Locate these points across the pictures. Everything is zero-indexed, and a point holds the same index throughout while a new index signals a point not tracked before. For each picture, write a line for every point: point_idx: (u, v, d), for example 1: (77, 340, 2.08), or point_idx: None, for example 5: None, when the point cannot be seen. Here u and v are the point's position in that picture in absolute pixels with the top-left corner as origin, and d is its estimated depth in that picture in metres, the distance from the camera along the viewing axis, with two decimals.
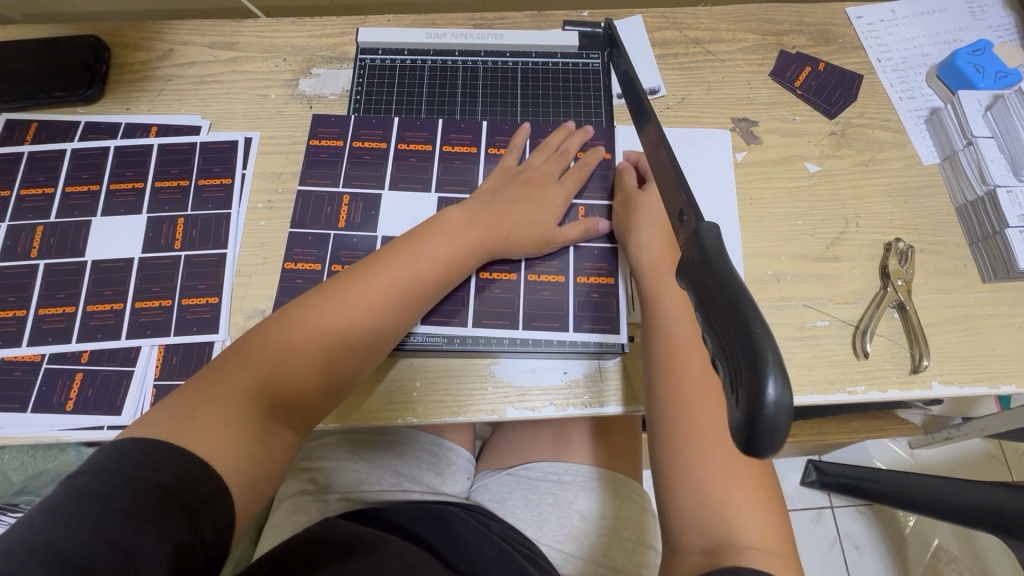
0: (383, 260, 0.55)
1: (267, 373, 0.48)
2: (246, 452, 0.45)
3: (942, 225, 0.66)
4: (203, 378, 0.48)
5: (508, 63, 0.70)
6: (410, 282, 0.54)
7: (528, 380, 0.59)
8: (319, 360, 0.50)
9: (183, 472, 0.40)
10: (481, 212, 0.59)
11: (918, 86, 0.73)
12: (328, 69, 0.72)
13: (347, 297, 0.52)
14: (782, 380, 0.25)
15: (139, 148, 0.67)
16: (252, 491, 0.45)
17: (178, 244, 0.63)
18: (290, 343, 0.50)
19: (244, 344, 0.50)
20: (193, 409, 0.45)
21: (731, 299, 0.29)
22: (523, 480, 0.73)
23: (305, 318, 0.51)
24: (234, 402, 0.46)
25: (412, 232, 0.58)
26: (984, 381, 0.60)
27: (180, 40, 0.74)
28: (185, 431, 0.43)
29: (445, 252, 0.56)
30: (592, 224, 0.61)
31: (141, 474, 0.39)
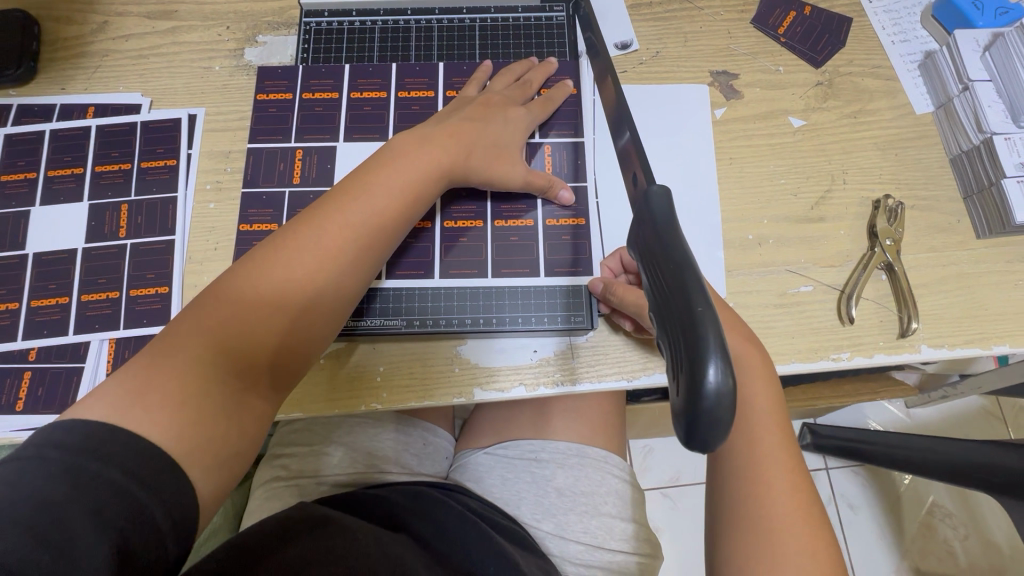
0: (333, 198, 0.49)
1: (222, 335, 0.42)
2: (213, 424, 0.40)
3: (934, 179, 0.62)
4: (143, 359, 0.41)
5: (465, 20, 0.64)
6: (376, 217, 0.49)
7: (497, 361, 0.56)
8: (286, 306, 0.45)
9: (133, 457, 0.36)
10: (438, 132, 0.54)
11: (912, 28, 0.67)
12: (274, 36, 0.67)
13: (301, 236, 0.46)
14: (724, 366, 0.23)
15: (77, 131, 0.63)
16: (223, 469, 0.41)
17: (123, 232, 0.59)
18: (242, 299, 0.44)
19: (186, 310, 0.43)
20: (140, 385, 0.39)
21: (675, 274, 0.26)
22: (500, 459, 0.70)
23: (252, 273, 0.45)
24: (195, 372, 0.41)
25: (363, 168, 0.51)
26: (975, 342, 0.57)
27: (115, 11, 0.68)
28: (137, 411, 0.38)
29: (407, 180, 0.50)
30: (556, 183, 0.57)
31: (82, 462, 0.34)
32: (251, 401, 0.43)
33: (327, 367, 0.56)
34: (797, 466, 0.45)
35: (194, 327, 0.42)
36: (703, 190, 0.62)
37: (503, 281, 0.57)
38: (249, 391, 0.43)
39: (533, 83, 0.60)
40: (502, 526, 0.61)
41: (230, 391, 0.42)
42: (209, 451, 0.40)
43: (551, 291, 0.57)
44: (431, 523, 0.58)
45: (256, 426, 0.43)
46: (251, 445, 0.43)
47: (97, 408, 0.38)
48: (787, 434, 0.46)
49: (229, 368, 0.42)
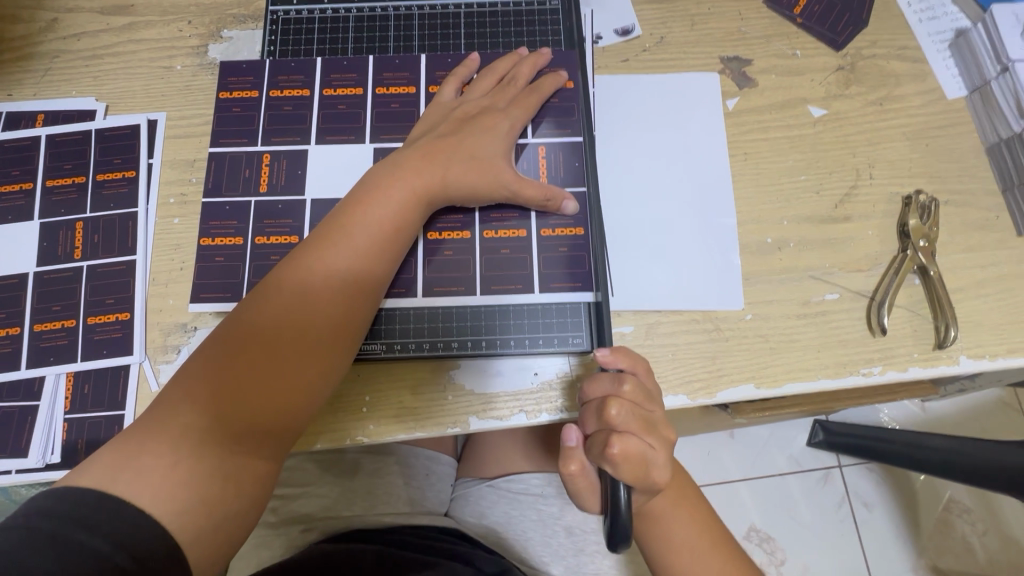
0: (312, 245, 0.46)
1: (211, 403, 0.42)
2: (204, 487, 0.40)
3: (970, 170, 0.56)
4: (142, 425, 0.42)
5: (448, 6, 0.58)
6: (356, 259, 0.46)
7: (493, 386, 0.51)
8: (274, 363, 0.44)
9: (121, 526, 0.37)
10: (413, 154, 0.50)
11: (941, 4, 0.61)
12: (240, 30, 0.61)
13: (283, 288, 0.45)
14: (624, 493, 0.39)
15: (25, 141, 0.57)
16: (217, 531, 0.41)
17: (78, 253, 0.54)
18: (229, 363, 0.43)
19: (178, 373, 0.44)
20: (131, 452, 0.40)
21: None
22: (503, 494, 0.65)
23: (236, 335, 0.44)
24: (187, 440, 0.41)
25: (342, 206, 0.48)
26: (1020, 351, 0.52)
27: (65, 7, 0.62)
28: (129, 479, 0.39)
29: (386, 216, 0.48)
30: (557, 196, 0.51)
31: (67, 531, 0.36)
32: (248, 455, 0.43)
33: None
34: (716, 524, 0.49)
35: (186, 392, 0.43)
36: (715, 190, 0.56)
37: (495, 297, 0.52)
38: (242, 452, 0.43)
39: (520, 78, 0.54)
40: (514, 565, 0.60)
41: (218, 456, 0.41)
42: (201, 514, 0.40)
43: (547, 305, 0.52)
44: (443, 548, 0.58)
45: (256, 483, 0.43)
46: (251, 505, 0.43)
47: (89, 475, 0.39)
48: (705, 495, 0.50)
49: (220, 430, 0.42)
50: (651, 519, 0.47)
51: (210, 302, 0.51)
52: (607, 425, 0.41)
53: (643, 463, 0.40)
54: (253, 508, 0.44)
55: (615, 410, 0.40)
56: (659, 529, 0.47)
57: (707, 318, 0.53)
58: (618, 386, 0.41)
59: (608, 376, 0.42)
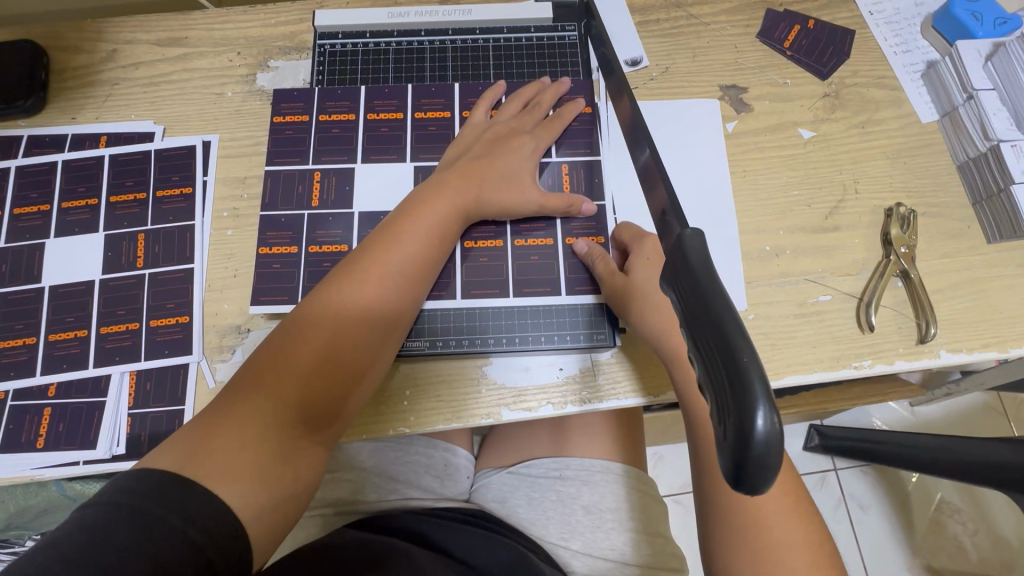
0: (366, 251, 0.52)
1: (279, 391, 0.46)
2: (267, 471, 0.44)
3: (944, 185, 0.63)
4: (211, 413, 0.45)
5: (478, 40, 0.65)
6: (406, 264, 0.52)
7: (524, 380, 0.56)
8: (333, 359, 0.48)
9: (193, 503, 0.39)
10: (453, 173, 0.56)
11: (913, 39, 0.69)
12: (286, 61, 0.67)
13: (341, 291, 0.50)
14: (769, 410, 0.25)
15: (89, 160, 0.62)
16: (276, 512, 0.44)
17: (140, 261, 0.59)
18: (293, 355, 0.48)
19: (244, 366, 0.48)
20: (203, 437, 0.43)
21: (716, 323, 0.28)
22: (523, 478, 0.72)
23: (299, 331, 0.49)
24: (255, 425, 0.45)
25: (391, 218, 0.54)
26: (993, 346, 0.58)
27: (124, 39, 0.68)
28: (201, 461, 0.42)
29: (432, 227, 0.53)
30: (577, 201, 0.57)
31: (145, 507, 0.38)
32: (306, 442, 0.47)
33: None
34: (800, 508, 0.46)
35: (253, 382, 0.47)
36: (719, 203, 0.62)
37: (525, 299, 0.58)
38: (300, 440, 0.47)
39: (544, 104, 0.61)
40: (532, 546, 0.64)
41: (282, 441, 0.45)
42: (262, 494, 0.43)
43: (572, 305, 0.57)
44: (459, 549, 0.60)
45: (309, 469, 0.47)
46: (303, 489, 0.47)
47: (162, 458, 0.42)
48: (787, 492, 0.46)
49: (284, 417, 0.46)
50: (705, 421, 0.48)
51: (269, 305, 0.56)
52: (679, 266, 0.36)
53: None
54: (304, 493, 0.47)
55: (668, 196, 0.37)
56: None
57: None
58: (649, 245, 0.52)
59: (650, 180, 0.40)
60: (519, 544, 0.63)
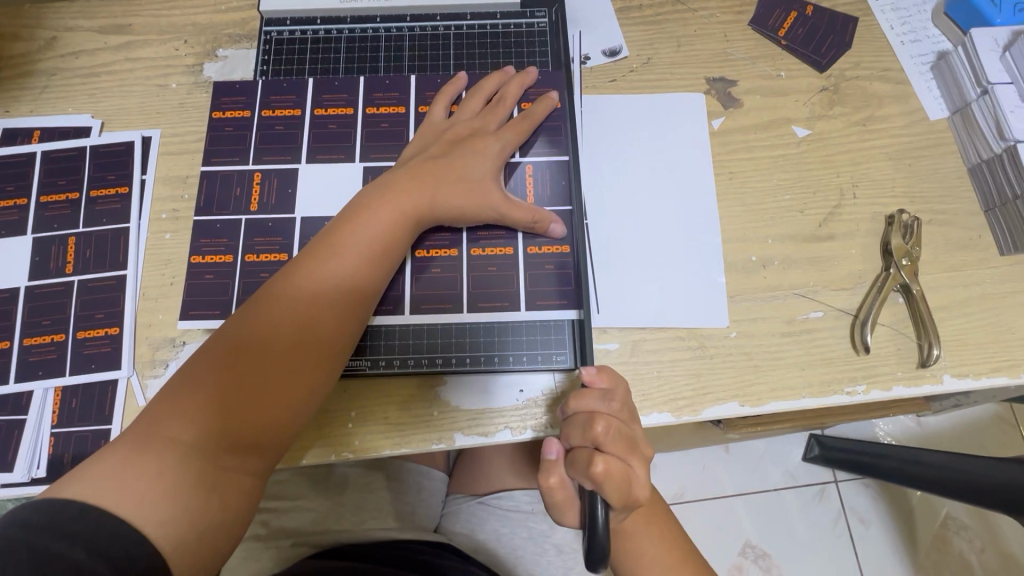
0: (305, 261, 0.47)
1: (202, 416, 0.42)
2: (189, 499, 0.40)
3: (952, 190, 0.57)
4: (125, 436, 0.42)
5: (438, 28, 0.60)
6: (348, 275, 0.47)
7: (480, 403, 0.51)
8: (254, 382, 0.43)
9: (102, 532, 0.37)
10: (406, 174, 0.50)
11: (923, 27, 0.62)
12: (236, 50, 0.62)
13: (274, 306, 0.45)
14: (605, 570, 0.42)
15: (21, 157, 0.58)
16: (203, 541, 0.40)
17: (70, 267, 0.55)
18: (220, 376, 0.43)
19: (166, 388, 0.44)
20: (117, 462, 0.40)
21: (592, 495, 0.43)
22: (495, 510, 0.67)
23: (228, 350, 0.44)
24: (174, 452, 0.41)
25: (335, 224, 0.49)
26: (1003, 370, 0.52)
27: (64, 26, 0.64)
28: (111, 489, 0.39)
29: (378, 234, 0.48)
30: (545, 220, 0.52)
31: (45, 541, 0.35)
32: (237, 471, 0.43)
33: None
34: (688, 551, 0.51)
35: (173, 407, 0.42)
36: (700, 208, 0.57)
37: (481, 314, 0.53)
38: (229, 467, 0.42)
39: (509, 97, 0.55)
40: None
41: (204, 470, 0.41)
42: (181, 520, 0.39)
43: (530, 318, 0.53)
44: None
45: (241, 498, 0.43)
46: (237, 519, 0.43)
47: (74, 484, 0.39)
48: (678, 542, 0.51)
49: (206, 444, 0.42)
50: (626, 536, 0.50)
51: (200, 319, 0.52)
52: (594, 441, 0.43)
53: (628, 482, 0.43)
54: (240, 521, 0.43)
55: (601, 428, 0.43)
56: (639, 543, 0.50)
57: (692, 336, 0.53)
58: (607, 404, 0.45)
59: (598, 394, 0.45)
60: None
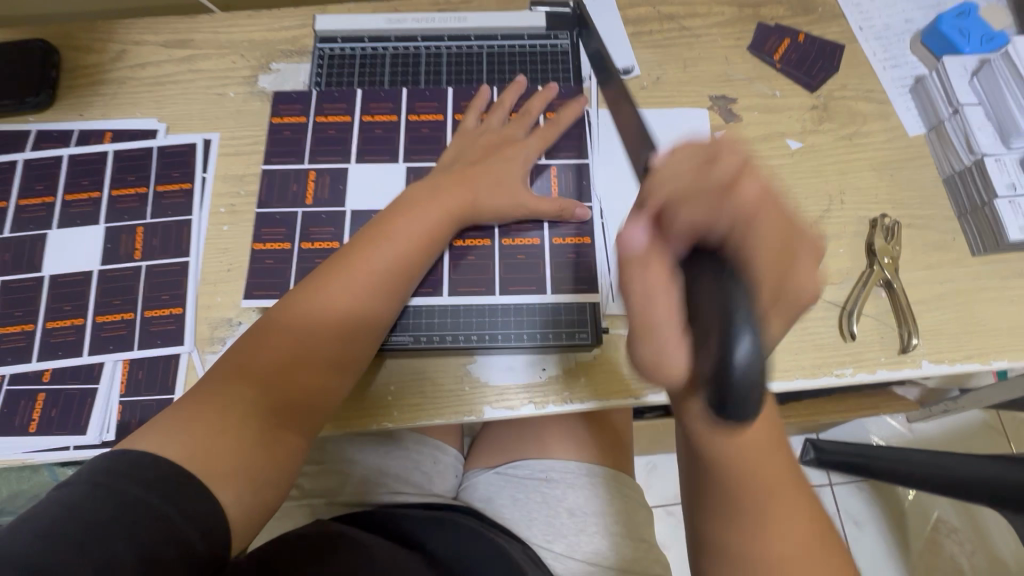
0: (356, 249, 0.53)
1: (265, 379, 0.47)
2: (251, 454, 0.45)
3: (930, 198, 0.64)
4: (190, 394, 0.46)
5: (473, 47, 0.67)
6: (394, 264, 0.53)
7: (508, 379, 0.57)
8: (309, 353, 0.49)
9: (176, 481, 0.40)
10: (445, 178, 0.57)
11: (902, 54, 0.70)
12: (288, 64, 0.69)
13: (328, 288, 0.51)
14: (755, 339, 0.27)
15: (94, 155, 0.64)
16: (260, 493, 0.45)
17: (138, 253, 0.61)
18: (281, 346, 0.49)
19: (228, 356, 0.49)
20: (185, 420, 0.44)
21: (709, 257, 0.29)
22: (510, 479, 0.73)
23: (287, 323, 0.50)
24: (239, 410, 0.45)
25: (381, 218, 0.55)
26: (975, 357, 0.58)
27: (132, 40, 0.71)
28: (183, 440, 0.43)
29: (420, 229, 0.54)
30: (568, 207, 0.59)
31: (125, 487, 0.39)
32: (289, 432, 0.48)
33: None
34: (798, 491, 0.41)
35: (236, 371, 0.47)
36: None
37: (511, 299, 0.59)
38: (284, 428, 0.47)
39: (533, 110, 0.63)
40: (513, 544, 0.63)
41: (264, 428, 0.46)
42: (241, 477, 0.43)
43: (555, 305, 0.58)
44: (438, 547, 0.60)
45: (290, 458, 0.48)
46: (286, 478, 0.47)
47: (145, 438, 0.43)
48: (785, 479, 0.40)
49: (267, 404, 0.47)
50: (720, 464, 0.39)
51: (261, 299, 0.58)
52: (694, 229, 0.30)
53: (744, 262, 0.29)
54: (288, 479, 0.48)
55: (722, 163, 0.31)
56: (742, 472, 0.39)
57: None
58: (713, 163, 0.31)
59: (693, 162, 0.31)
60: (500, 537, 0.63)
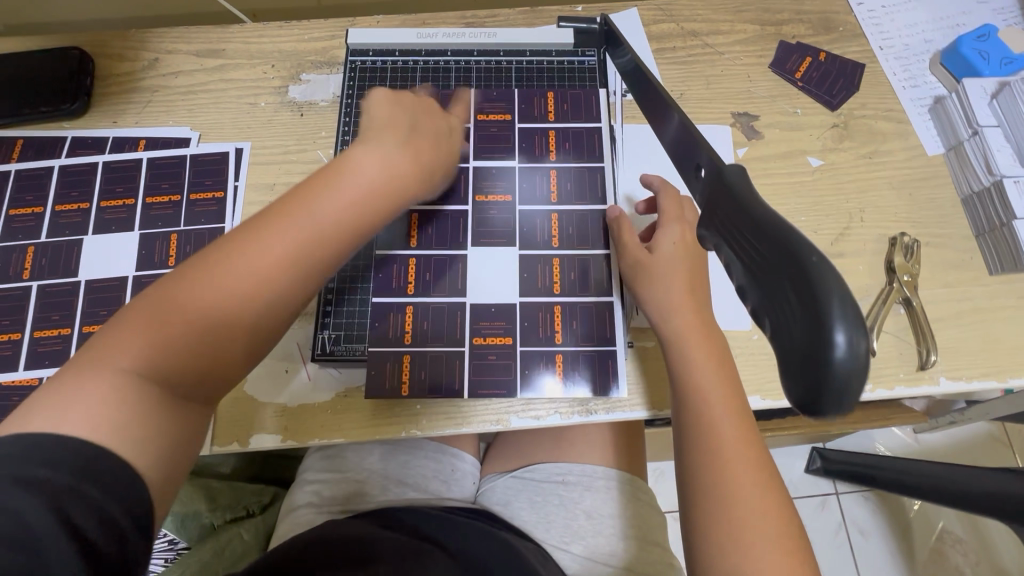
0: (294, 196, 0.44)
1: (167, 345, 0.39)
2: (155, 425, 0.38)
3: (948, 217, 0.65)
4: (89, 349, 0.39)
5: (502, 62, 0.69)
6: (335, 214, 0.44)
7: (533, 390, 0.58)
8: (218, 317, 0.40)
9: (93, 462, 0.35)
10: (401, 137, 0.51)
11: (921, 74, 0.71)
12: (318, 74, 0.70)
13: (248, 245, 0.42)
14: (851, 332, 0.23)
15: (128, 163, 0.66)
16: (169, 467, 0.39)
17: (172, 260, 0.62)
18: (189, 309, 0.40)
19: (130, 313, 0.40)
20: (79, 388, 0.37)
21: (775, 241, 0.26)
22: (528, 482, 0.74)
23: (199, 281, 0.40)
24: (134, 380, 0.38)
25: (327, 169, 0.47)
26: (992, 375, 0.59)
27: (165, 49, 0.72)
28: (75, 412, 0.36)
29: (365, 183, 0.47)
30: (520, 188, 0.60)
31: (27, 466, 0.33)
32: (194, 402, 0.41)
33: (356, 398, 0.58)
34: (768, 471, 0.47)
35: (133, 334, 0.39)
36: None
37: (537, 307, 0.60)
38: (190, 396, 0.41)
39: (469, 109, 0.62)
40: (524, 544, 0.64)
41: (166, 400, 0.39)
42: (150, 446, 0.38)
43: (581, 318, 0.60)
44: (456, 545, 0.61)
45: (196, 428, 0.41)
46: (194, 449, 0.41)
47: (37, 413, 0.36)
48: (757, 461, 0.47)
49: (171, 372, 0.39)
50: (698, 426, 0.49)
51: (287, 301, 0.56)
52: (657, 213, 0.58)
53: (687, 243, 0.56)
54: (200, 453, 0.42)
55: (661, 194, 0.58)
56: (715, 433, 0.48)
57: None
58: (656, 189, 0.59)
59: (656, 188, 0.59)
60: (514, 540, 0.65)
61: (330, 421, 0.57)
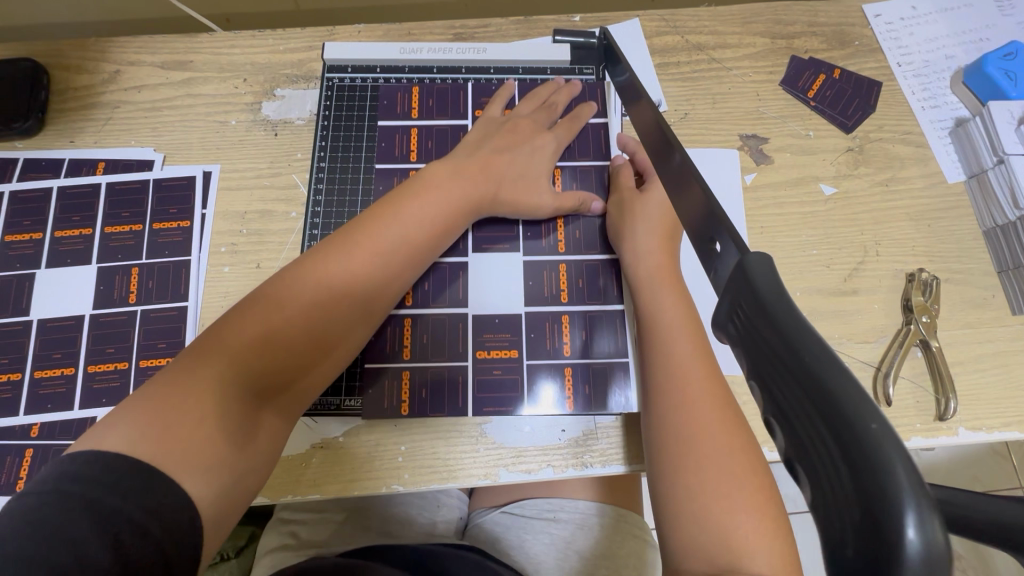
0: (361, 224, 0.49)
1: (248, 357, 0.41)
2: (228, 442, 0.38)
3: (969, 252, 0.61)
4: (155, 380, 0.39)
5: (492, 80, 0.64)
6: (404, 242, 0.49)
7: (524, 439, 0.54)
8: (293, 331, 0.43)
9: (157, 494, 0.34)
10: (466, 164, 0.55)
11: (942, 93, 0.66)
12: (293, 90, 0.65)
13: (328, 262, 0.46)
14: (922, 517, 0.18)
15: (86, 188, 0.60)
16: (232, 491, 0.38)
17: (133, 297, 0.57)
18: (276, 322, 0.43)
19: (206, 331, 0.42)
20: (158, 410, 0.37)
21: (815, 379, 0.21)
22: (516, 520, 0.70)
23: (281, 296, 0.44)
24: (218, 392, 0.39)
25: (390, 197, 0.52)
26: (1015, 425, 0.55)
27: (127, 60, 0.66)
28: (160, 429, 0.36)
29: (429, 209, 0.51)
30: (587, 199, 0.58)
31: (101, 496, 0.32)
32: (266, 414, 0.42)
33: (333, 450, 0.53)
34: (763, 484, 0.41)
35: (212, 347, 0.41)
36: None
37: (527, 342, 0.56)
38: (261, 409, 0.42)
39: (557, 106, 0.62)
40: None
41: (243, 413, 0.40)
42: (214, 467, 0.37)
43: (574, 363, 0.56)
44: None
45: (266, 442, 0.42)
46: (255, 475, 0.41)
47: (111, 435, 0.35)
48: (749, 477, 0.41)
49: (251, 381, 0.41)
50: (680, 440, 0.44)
51: None
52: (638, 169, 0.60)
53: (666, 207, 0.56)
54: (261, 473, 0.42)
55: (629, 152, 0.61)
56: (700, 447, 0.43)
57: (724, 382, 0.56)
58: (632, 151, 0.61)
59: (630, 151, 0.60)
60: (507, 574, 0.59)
61: (306, 475, 0.53)
